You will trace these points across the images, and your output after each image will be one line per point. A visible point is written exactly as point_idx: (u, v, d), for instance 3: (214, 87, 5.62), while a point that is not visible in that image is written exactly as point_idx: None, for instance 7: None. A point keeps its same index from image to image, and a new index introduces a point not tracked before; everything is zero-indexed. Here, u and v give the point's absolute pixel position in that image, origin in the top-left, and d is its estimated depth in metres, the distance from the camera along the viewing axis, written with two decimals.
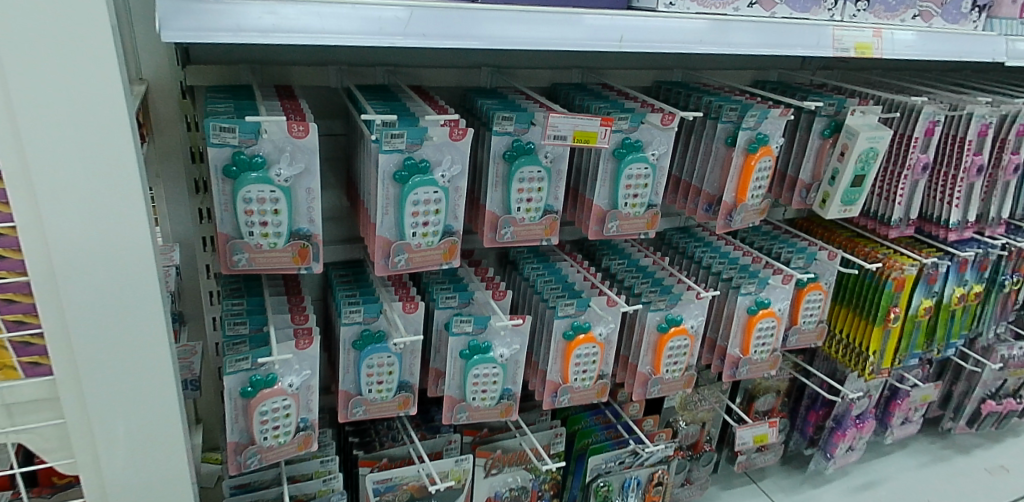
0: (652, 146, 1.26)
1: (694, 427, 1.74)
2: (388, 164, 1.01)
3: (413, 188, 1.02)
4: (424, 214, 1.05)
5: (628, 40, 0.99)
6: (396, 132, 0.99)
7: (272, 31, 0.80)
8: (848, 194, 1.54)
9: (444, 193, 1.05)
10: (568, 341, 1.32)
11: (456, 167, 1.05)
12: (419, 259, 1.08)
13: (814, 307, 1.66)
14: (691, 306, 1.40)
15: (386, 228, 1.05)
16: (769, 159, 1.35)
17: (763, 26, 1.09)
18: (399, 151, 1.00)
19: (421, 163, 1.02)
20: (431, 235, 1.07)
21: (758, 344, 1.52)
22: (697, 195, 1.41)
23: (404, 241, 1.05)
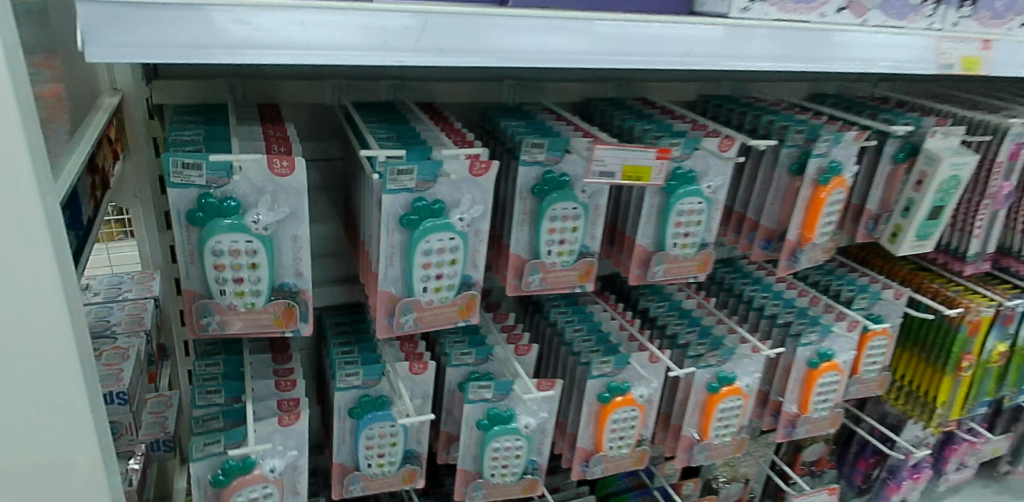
0: (707, 176, 1.06)
1: (736, 485, 1.55)
2: (393, 206, 0.81)
3: (425, 235, 0.82)
4: (438, 266, 0.85)
5: (697, 55, 0.80)
6: (404, 168, 0.79)
7: (243, 46, 0.60)
8: (923, 227, 1.34)
9: (462, 240, 0.85)
10: (603, 405, 1.12)
11: (477, 208, 0.85)
12: (430, 318, 0.88)
13: (877, 355, 1.46)
14: (745, 362, 1.21)
15: (391, 282, 0.85)
16: (842, 191, 1.15)
17: (853, 38, 0.89)
18: (409, 190, 0.81)
19: (435, 205, 0.82)
20: (445, 289, 0.87)
21: (819, 401, 1.34)
22: (754, 230, 1.22)
23: (412, 298, 0.86)
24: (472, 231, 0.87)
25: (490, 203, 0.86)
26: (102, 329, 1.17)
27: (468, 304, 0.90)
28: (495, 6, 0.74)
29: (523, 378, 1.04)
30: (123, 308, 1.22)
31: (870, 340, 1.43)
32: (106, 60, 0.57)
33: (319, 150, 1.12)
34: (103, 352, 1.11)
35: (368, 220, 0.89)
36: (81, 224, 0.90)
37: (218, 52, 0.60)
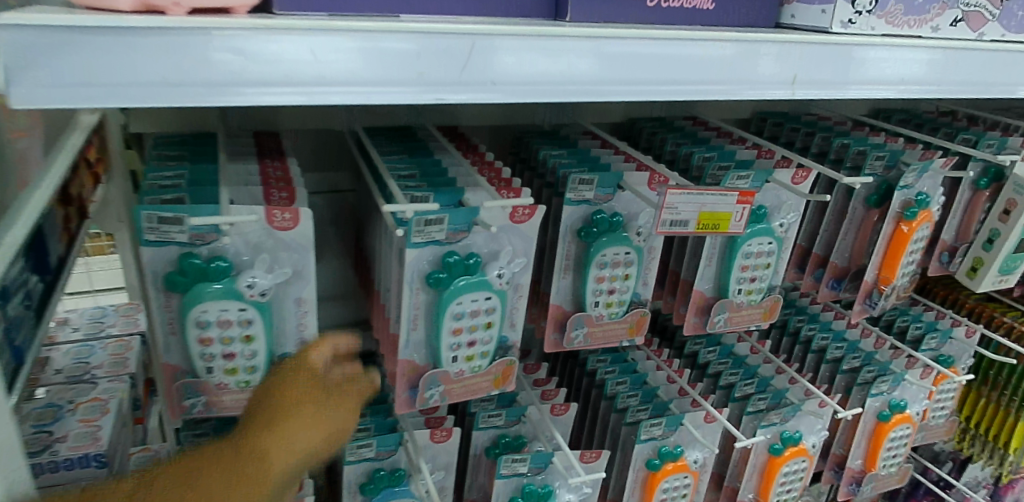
0: (779, 212, 0.91)
1: None
2: (418, 263, 0.67)
3: (456, 295, 0.68)
4: (471, 331, 0.70)
5: (802, 83, 0.65)
6: (434, 217, 0.65)
7: (240, 83, 0.47)
8: (1008, 261, 1.17)
9: (501, 299, 0.71)
10: (652, 472, 0.98)
11: (519, 262, 0.70)
12: (459, 390, 0.73)
13: (946, 399, 1.30)
14: (810, 420, 1.09)
15: (414, 350, 0.71)
16: (928, 226, 1.01)
17: (971, 56, 0.74)
18: (437, 243, 0.67)
19: (469, 260, 0.68)
20: (478, 358, 0.72)
21: (887, 457, 1.21)
22: (820, 267, 1.06)
23: (439, 369, 0.71)
24: (511, 286, 0.73)
25: (533, 254, 0.71)
26: (75, 374, 0.88)
27: (502, 373, 0.75)
28: (547, 22, 0.60)
29: (565, 450, 0.90)
30: (106, 347, 0.95)
31: (937, 382, 1.24)
32: (57, 106, 0.43)
33: (326, 181, 0.97)
34: (78, 404, 0.82)
35: (385, 273, 0.75)
36: (49, 268, 0.70)
37: (206, 92, 0.46)
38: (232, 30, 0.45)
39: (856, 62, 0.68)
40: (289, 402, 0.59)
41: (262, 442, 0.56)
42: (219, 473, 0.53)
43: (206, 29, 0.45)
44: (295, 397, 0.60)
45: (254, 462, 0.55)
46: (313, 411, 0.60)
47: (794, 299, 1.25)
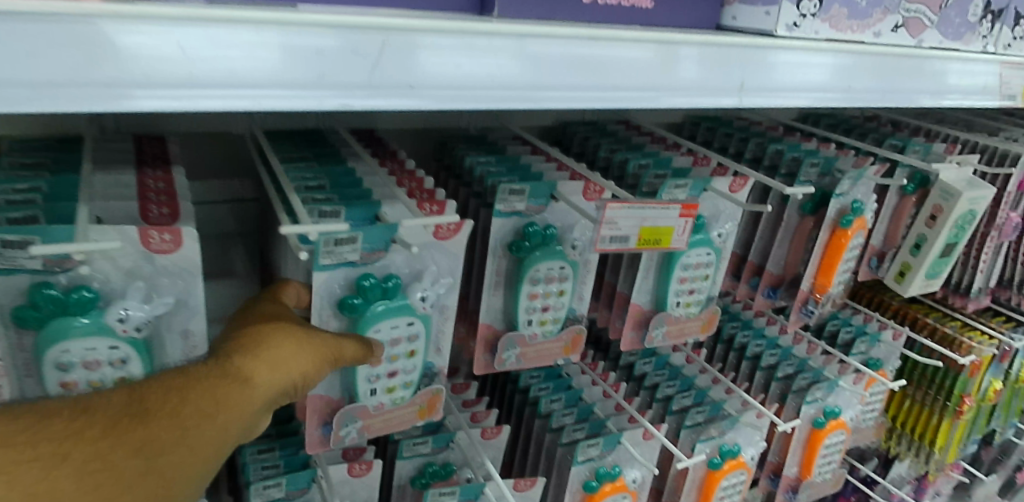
0: (718, 221, 0.87)
1: None
2: (329, 288, 0.60)
3: (373, 322, 0.61)
4: (390, 360, 0.64)
5: (750, 89, 0.63)
6: (345, 235, 0.58)
7: (89, 84, 0.38)
8: (934, 266, 1.16)
9: (425, 324, 0.64)
10: (589, 494, 0.93)
11: (443, 284, 0.63)
12: (380, 425, 0.66)
13: (876, 402, 1.27)
14: (748, 431, 1.07)
15: (327, 384, 0.64)
16: (863, 233, 0.99)
17: (902, 64, 0.72)
18: (349, 264, 0.59)
19: (387, 283, 0.61)
20: (400, 389, 0.66)
21: (822, 462, 1.20)
22: (756, 276, 1.02)
23: (355, 403, 0.64)
24: (437, 309, 0.66)
25: (460, 272, 0.65)
26: None
27: (429, 406, 0.69)
28: (465, 18, 0.53)
29: (497, 480, 0.84)
30: None
31: (868, 386, 1.22)
32: None
33: (227, 189, 0.87)
34: None
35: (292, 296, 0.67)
36: None
37: (50, 95, 0.37)
38: (100, 16, 0.37)
39: (767, 67, 0.63)
40: (271, 332, 0.55)
41: (241, 364, 0.52)
42: (199, 391, 0.49)
43: (42, 16, 0.36)
44: (280, 327, 0.56)
45: (235, 383, 0.51)
46: (290, 343, 0.55)
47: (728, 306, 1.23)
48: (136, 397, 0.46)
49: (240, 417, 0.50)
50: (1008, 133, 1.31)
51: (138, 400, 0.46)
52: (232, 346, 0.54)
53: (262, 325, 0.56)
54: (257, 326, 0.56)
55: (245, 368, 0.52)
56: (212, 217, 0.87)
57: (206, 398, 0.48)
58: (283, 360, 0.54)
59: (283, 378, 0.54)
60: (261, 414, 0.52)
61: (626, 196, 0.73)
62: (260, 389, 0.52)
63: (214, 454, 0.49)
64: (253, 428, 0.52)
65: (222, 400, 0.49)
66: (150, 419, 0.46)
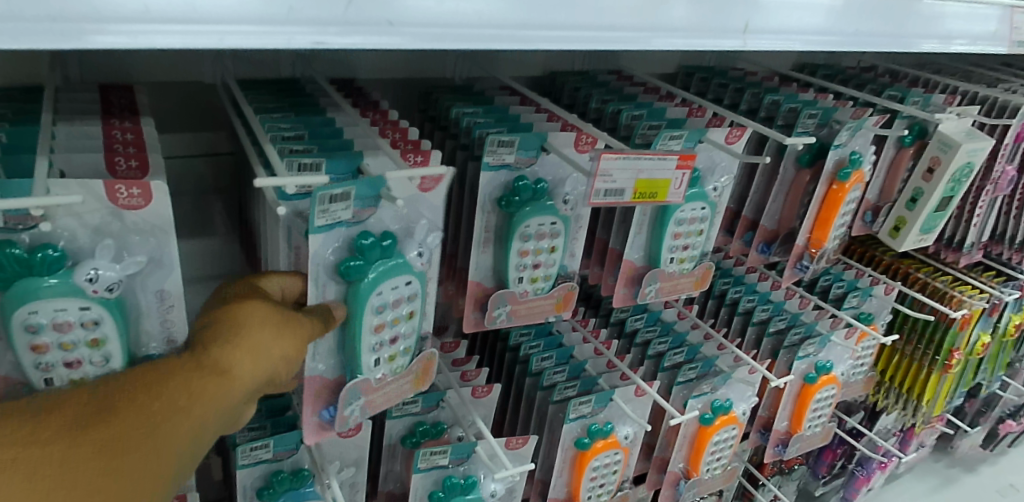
0: (713, 174, 0.85)
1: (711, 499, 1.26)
2: (322, 250, 0.57)
3: (374, 286, 0.58)
4: (392, 325, 0.61)
5: (754, 31, 0.60)
6: (340, 192, 0.54)
7: (55, 20, 0.36)
8: (929, 220, 1.13)
9: (421, 281, 0.61)
10: (581, 451, 0.92)
11: (437, 236, 0.61)
12: (380, 400, 0.64)
13: (866, 356, 1.25)
14: (740, 387, 1.06)
15: (321, 359, 0.62)
16: (859, 187, 0.97)
17: (904, 6, 0.70)
18: (342, 223, 0.56)
19: (385, 242, 0.58)
20: (401, 356, 0.63)
21: (812, 417, 1.20)
22: (750, 230, 1.01)
23: (360, 376, 0.62)
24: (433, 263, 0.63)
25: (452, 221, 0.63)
26: None
27: (426, 371, 0.67)
28: None
29: (489, 439, 0.83)
30: None
31: (859, 340, 1.21)
32: None
33: (199, 142, 0.84)
34: None
35: (273, 255, 0.64)
36: None
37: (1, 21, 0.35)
38: None
39: (762, 6, 0.60)
40: (252, 315, 0.53)
41: (220, 354, 0.51)
42: (174, 389, 0.49)
43: None
44: (262, 309, 0.54)
45: (212, 376, 0.50)
46: (275, 332, 0.54)
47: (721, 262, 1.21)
48: (106, 396, 0.47)
49: (212, 411, 0.50)
50: (1007, 84, 1.28)
51: (110, 398, 0.47)
52: (211, 331, 0.53)
53: (243, 306, 0.54)
54: (236, 306, 0.54)
55: (223, 360, 0.51)
56: (186, 173, 0.84)
57: (183, 393, 0.49)
58: (265, 350, 0.53)
59: (262, 369, 0.53)
60: (241, 403, 0.53)
61: (619, 147, 0.70)
62: (239, 381, 0.52)
63: (192, 441, 0.51)
64: (233, 415, 0.53)
65: (194, 396, 0.49)
66: (122, 418, 0.46)
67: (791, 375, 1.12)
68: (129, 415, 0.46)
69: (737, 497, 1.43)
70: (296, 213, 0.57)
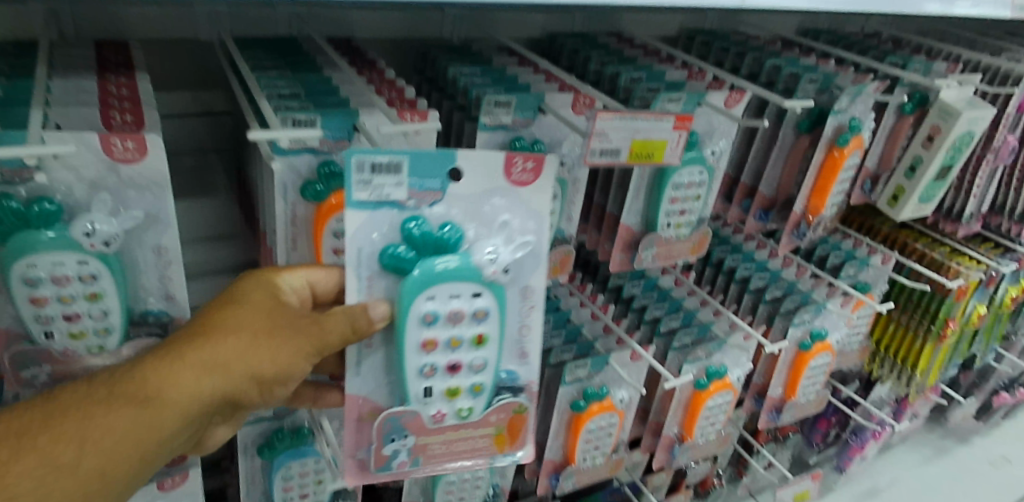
0: (711, 138, 0.84)
1: (705, 464, 1.28)
2: (367, 231, 0.56)
3: (427, 285, 0.57)
4: (449, 347, 0.60)
5: None
6: (385, 162, 0.53)
7: None
8: (928, 190, 1.12)
9: (494, 297, 0.59)
10: (577, 414, 0.93)
11: (516, 245, 0.59)
12: (439, 449, 0.65)
13: (861, 326, 1.25)
14: (736, 353, 1.06)
15: (367, 384, 0.63)
16: (858, 153, 0.97)
17: None
18: (393, 203, 0.56)
19: (444, 230, 0.57)
20: (465, 391, 0.63)
21: (806, 384, 1.21)
22: (747, 198, 1.01)
23: (406, 407, 0.62)
24: (518, 292, 0.61)
25: (543, 233, 0.60)
26: None
27: (509, 435, 0.67)
28: None
29: None
30: None
31: (856, 308, 1.20)
32: None
33: (198, 102, 0.82)
34: None
35: (269, 213, 0.65)
36: None
37: None
38: None
39: None
40: (224, 323, 0.55)
41: (175, 369, 0.53)
42: (113, 405, 0.51)
43: None
44: (240, 316, 0.55)
45: (162, 391, 0.52)
46: (239, 348, 0.54)
47: (719, 229, 1.22)
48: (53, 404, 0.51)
49: (157, 428, 0.52)
50: (1012, 52, 1.26)
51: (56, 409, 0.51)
52: (183, 336, 0.54)
53: (221, 311, 0.55)
54: (217, 312, 0.55)
55: (172, 376, 0.53)
56: (186, 133, 0.83)
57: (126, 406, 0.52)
58: (222, 363, 0.54)
59: (216, 387, 0.54)
60: (205, 410, 0.55)
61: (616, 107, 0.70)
62: (189, 399, 0.53)
63: (144, 452, 0.53)
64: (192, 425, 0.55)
65: (138, 413, 0.52)
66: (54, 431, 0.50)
67: (785, 342, 1.13)
68: (63, 427, 0.50)
69: (731, 463, 1.45)
70: (291, 170, 0.59)
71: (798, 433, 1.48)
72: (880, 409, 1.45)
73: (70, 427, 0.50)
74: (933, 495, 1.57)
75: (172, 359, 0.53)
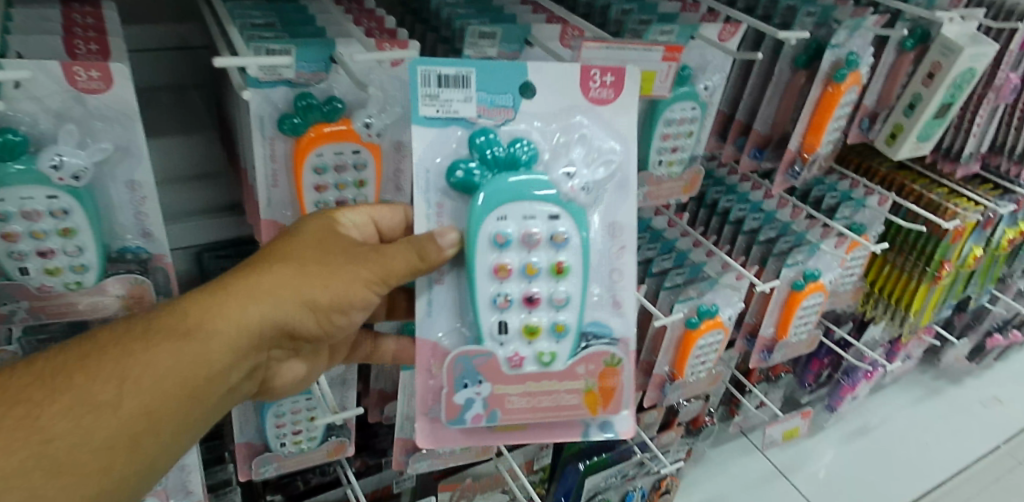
0: (704, 73, 0.82)
1: (697, 403, 1.29)
2: (441, 145, 0.62)
3: (505, 199, 0.62)
4: (527, 273, 0.65)
5: None
6: (451, 76, 0.60)
7: None
8: (927, 127, 1.09)
9: (572, 219, 0.64)
10: None
11: (595, 163, 0.64)
12: (521, 402, 0.67)
13: (856, 267, 1.24)
14: (727, 292, 1.06)
15: (437, 327, 0.66)
16: (855, 90, 0.94)
17: None
18: (461, 119, 0.61)
19: (517, 146, 0.62)
20: (543, 330, 0.67)
21: (798, 324, 1.21)
22: (743, 136, 0.99)
23: (481, 346, 0.66)
24: (606, 228, 0.66)
25: (630, 157, 0.65)
26: None
27: (600, 394, 0.69)
28: None
29: None
30: None
31: (850, 249, 1.20)
32: None
33: (174, 34, 0.79)
34: None
35: (247, 149, 0.65)
36: None
37: None
38: None
39: None
40: (270, 258, 0.60)
41: (227, 301, 0.59)
42: (173, 336, 0.56)
43: None
44: (284, 251, 0.61)
45: (213, 321, 0.58)
46: (285, 280, 0.60)
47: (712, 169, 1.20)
48: (93, 344, 0.55)
49: (212, 355, 0.58)
50: None
51: (93, 351, 0.55)
52: (232, 274, 0.60)
53: (269, 249, 0.61)
54: (265, 250, 0.61)
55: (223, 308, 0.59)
56: (156, 66, 0.81)
57: (175, 338, 0.56)
58: (271, 293, 0.60)
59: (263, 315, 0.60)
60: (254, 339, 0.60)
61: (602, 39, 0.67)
62: (240, 327, 0.59)
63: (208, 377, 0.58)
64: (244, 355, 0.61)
65: (193, 339, 0.57)
66: (102, 370, 0.54)
67: (777, 282, 1.12)
68: (108, 365, 0.54)
69: (723, 402, 1.47)
70: (267, 102, 0.59)
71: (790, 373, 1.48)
72: (872, 350, 1.45)
73: (118, 363, 0.54)
74: (922, 434, 1.60)
75: (223, 291, 0.59)
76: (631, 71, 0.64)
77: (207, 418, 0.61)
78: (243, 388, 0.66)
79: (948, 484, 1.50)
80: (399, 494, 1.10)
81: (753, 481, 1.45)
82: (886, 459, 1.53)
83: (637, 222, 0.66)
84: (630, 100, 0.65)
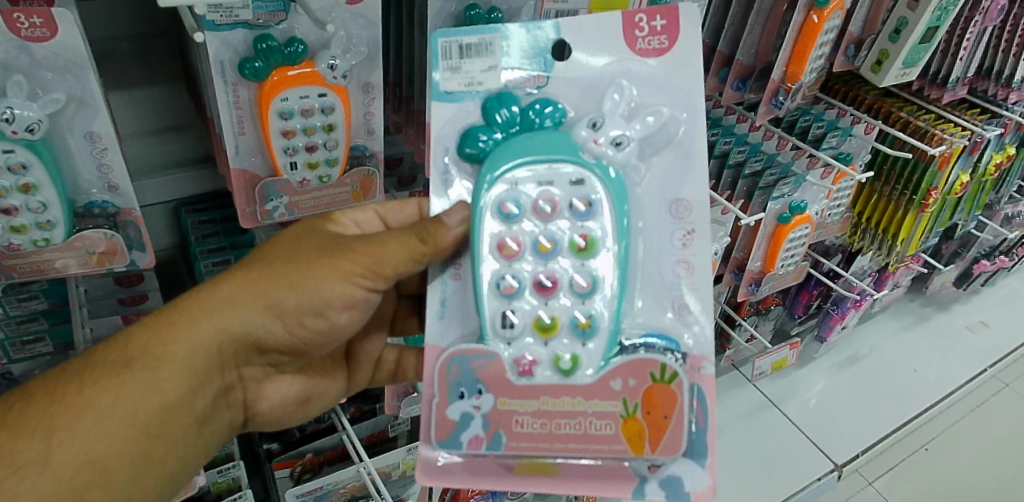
0: None
1: None
2: (453, 106, 0.63)
3: (511, 164, 0.62)
4: (533, 249, 0.63)
5: None
6: (472, 46, 0.62)
7: None
8: (913, 52, 1.07)
9: (601, 184, 0.62)
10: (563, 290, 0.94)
11: (642, 118, 0.62)
12: (534, 424, 0.62)
13: (843, 198, 1.22)
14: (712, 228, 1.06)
15: (450, 327, 0.64)
16: (839, 14, 0.91)
17: None
18: (485, 89, 0.63)
19: (536, 107, 0.62)
20: (563, 323, 0.63)
21: (786, 256, 1.18)
22: (725, 67, 0.98)
23: (484, 346, 0.62)
24: (669, 206, 0.63)
25: (698, 110, 0.62)
26: None
27: (645, 424, 0.62)
28: None
29: None
30: None
31: (836, 180, 1.17)
32: None
33: None
34: None
35: (211, 96, 0.64)
36: None
37: None
38: None
39: None
40: (211, 285, 0.63)
41: (166, 330, 0.61)
42: (112, 374, 0.58)
43: None
44: (226, 275, 0.63)
45: (151, 352, 0.60)
46: (225, 300, 0.62)
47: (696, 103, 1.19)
48: (30, 395, 0.57)
49: (153, 387, 0.59)
50: None
51: (18, 409, 0.56)
52: (174, 307, 0.62)
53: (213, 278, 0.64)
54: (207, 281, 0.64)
55: (161, 337, 0.61)
56: (111, 14, 0.76)
57: (113, 374, 0.58)
58: (209, 316, 0.62)
59: (203, 339, 0.62)
60: (198, 365, 0.62)
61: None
62: (178, 354, 0.61)
63: (155, 411, 0.59)
64: (193, 384, 0.62)
65: (131, 373, 0.59)
66: (31, 423, 0.55)
67: (763, 215, 1.11)
68: (46, 413, 0.56)
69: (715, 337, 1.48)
70: (225, 45, 0.58)
71: (779, 305, 1.49)
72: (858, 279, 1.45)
73: (51, 414, 0.56)
74: (911, 360, 1.63)
75: (161, 322, 0.61)
76: (685, 11, 0.62)
77: (177, 450, 0.62)
78: (219, 417, 0.68)
79: (937, 408, 1.54)
80: (395, 437, 1.11)
81: (745, 411, 1.48)
82: (875, 386, 1.56)
83: (706, 198, 0.62)
84: (690, 49, 0.62)
